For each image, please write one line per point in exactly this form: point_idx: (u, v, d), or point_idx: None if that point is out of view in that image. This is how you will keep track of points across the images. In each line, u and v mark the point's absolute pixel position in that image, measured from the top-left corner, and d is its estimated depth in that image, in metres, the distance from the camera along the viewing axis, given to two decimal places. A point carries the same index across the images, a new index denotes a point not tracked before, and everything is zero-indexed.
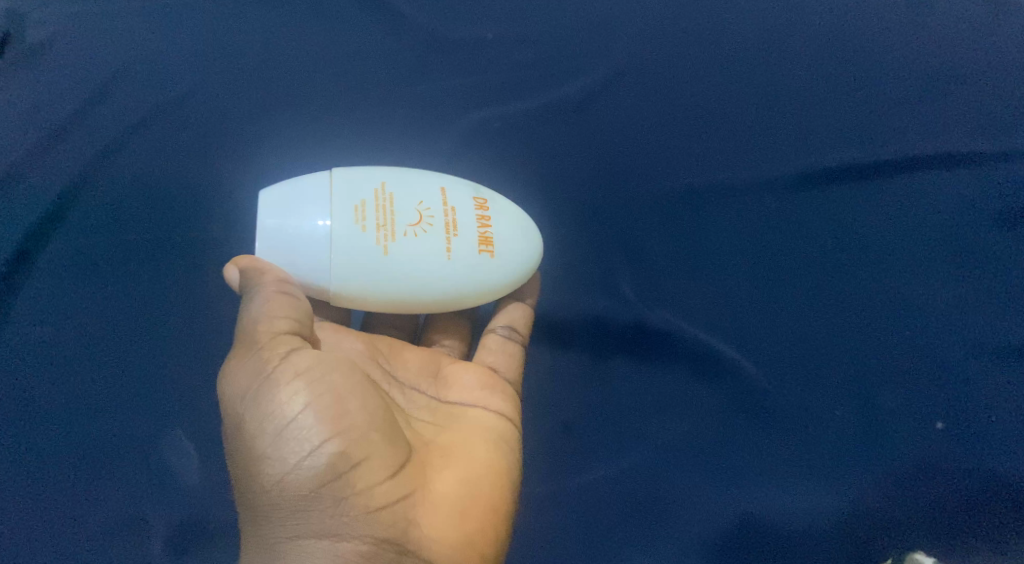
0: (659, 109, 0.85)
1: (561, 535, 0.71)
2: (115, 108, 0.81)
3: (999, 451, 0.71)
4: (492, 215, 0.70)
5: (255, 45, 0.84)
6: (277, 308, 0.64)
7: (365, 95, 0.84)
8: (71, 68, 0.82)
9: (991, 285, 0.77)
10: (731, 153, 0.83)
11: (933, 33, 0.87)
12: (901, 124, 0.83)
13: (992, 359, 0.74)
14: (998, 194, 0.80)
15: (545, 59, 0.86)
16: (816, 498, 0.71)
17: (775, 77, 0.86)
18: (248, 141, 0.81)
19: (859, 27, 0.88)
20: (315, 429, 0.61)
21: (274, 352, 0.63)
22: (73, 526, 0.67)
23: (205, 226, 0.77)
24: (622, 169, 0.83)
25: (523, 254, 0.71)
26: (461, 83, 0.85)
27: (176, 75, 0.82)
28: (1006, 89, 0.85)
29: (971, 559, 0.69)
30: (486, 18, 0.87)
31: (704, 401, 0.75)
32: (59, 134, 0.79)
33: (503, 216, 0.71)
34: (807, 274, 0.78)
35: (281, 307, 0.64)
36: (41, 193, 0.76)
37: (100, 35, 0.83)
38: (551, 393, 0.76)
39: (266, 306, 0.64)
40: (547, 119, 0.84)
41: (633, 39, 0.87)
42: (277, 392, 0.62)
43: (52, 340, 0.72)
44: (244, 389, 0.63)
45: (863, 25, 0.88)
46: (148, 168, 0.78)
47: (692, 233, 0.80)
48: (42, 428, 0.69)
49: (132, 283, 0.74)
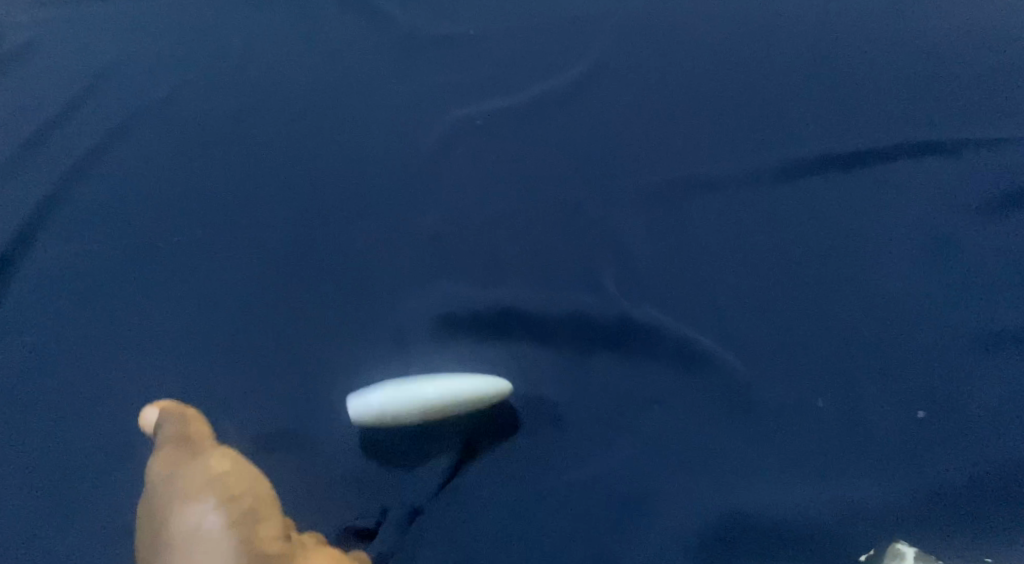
0: (644, 120, 0.90)
1: (544, 533, 0.68)
2: (138, 146, 0.90)
3: (987, 437, 0.71)
4: (473, 363, 0.72)
5: (270, 91, 0.94)
6: (185, 420, 0.65)
7: (365, 126, 0.91)
8: (103, 115, 0.93)
9: (976, 268, 0.78)
10: (714, 153, 0.87)
11: (901, 40, 0.93)
12: (868, 121, 0.87)
13: (978, 344, 0.75)
14: (977, 180, 0.83)
15: (535, 85, 0.93)
16: (804, 490, 0.69)
17: (746, 88, 0.91)
18: (256, 169, 0.88)
19: (830, 41, 0.94)
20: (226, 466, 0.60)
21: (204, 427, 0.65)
22: (69, 523, 0.69)
23: (204, 249, 0.83)
24: (608, 174, 0.87)
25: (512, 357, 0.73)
26: (456, 109, 0.92)
27: (193, 120, 0.92)
28: (978, 85, 0.89)
29: (968, 542, 0.67)
30: (479, 56, 0.96)
31: (690, 391, 0.74)
32: (89, 167, 0.88)
33: (483, 372, 0.72)
34: (789, 271, 0.79)
35: (194, 419, 0.65)
36: (74, 215, 0.85)
37: (131, 91, 0.95)
38: (534, 386, 0.75)
39: (191, 424, 0.65)
40: (536, 134, 0.90)
41: (615, 67, 0.94)
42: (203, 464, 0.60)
43: (71, 346, 0.77)
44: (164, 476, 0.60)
45: (834, 40, 0.94)
46: (166, 196, 0.86)
47: (678, 230, 0.83)
48: (53, 427, 0.73)
49: (135, 305, 0.80)
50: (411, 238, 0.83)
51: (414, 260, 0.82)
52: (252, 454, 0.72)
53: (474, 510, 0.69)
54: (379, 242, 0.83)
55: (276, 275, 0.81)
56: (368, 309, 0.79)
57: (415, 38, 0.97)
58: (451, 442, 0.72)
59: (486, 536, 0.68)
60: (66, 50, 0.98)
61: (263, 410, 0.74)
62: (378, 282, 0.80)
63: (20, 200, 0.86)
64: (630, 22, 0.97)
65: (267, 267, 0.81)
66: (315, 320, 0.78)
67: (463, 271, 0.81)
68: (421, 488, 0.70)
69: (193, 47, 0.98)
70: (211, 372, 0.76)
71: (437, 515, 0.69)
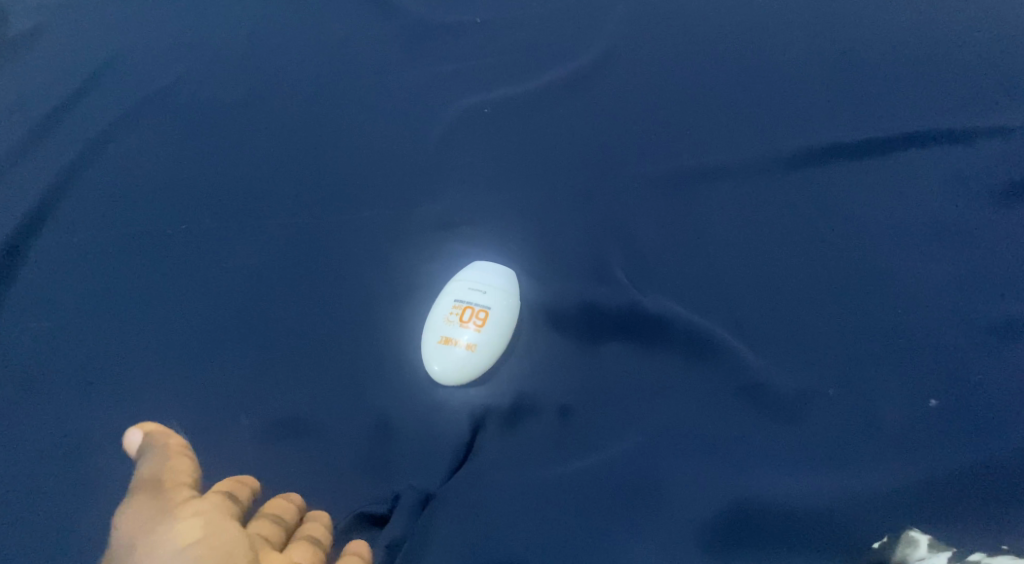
0: (651, 109, 0.90)
1: (552, 523, 0.68)
2: (144, 135, 0.90)
3: (998, 426, 0.70)
4: (469, 360, 0.72)
5: (276, 82, 0.94)
6: (168, 459, 0.65)
7: (371, 116, 0.91)
8: (109, 102, 0.92)
9: (987, 257, 0.78)
10: (722, 143, 0.86)
11: (912, 29, 0.93)
12: (877, 108, 0.87)
13: (989, 332, 0.74)
14: (989, 168, 0.82)
15: (542, 74, 0.93)
16: (813, 479, 0.69)
17: (755, 76, 0.91)
18: (261, 159, 0.88)
19: (839, 30, 0.94)
20: (197, 530, 0.61)
21: (175, 471, 0.65)
22: (77, 512, 0.69)
23: (210, 237, 0.82)
24: (614, 163, 0.86)
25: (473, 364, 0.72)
26: (462, 99, 0.91)
27: (199, 111, 0.92)
28: (991, 72, 0.88)
29: (978, 533, 0.67)
30: (485, 45, 0.95)
31: (698, 381, 0.74)
32: (95, 155, 0.88)
33: (459, 372, 0.72)
34: (797, 260, 0.79)
35: (177, 460, 0.65)
36: (80, 201, 0.85)
37: (137, 80, 0.94)
38: (541, 376, 0.74)
39: (171, 461, 0.65)
40: (542, 123, 0.89)
41: (622, 55, 0.94)
42: (171, 525, 0.61)
43: (78, 332, 0.77)
44: (133, 534, 0.61)
45: (843, 28, 0.94)
46: (172, 184, 0.86)
47: (685, 219, 0.82)
48: (60, 414, 0.73)
49: (141, 292, 0.79)
50: (418, 224, 0.83)
51: (422, 248, 0.81)
52: (263, 443, 0.72)
53: (484, 499, 0.69)
54: (388, 230, 0.83)
55: (283, 262, 0.81)
56: (377, 297, 0.79)
57: (422, 29, 0.97)
58: (461, 429, 0.72)
59: (496, 525, 0.68)
60: (71, 36, 0.98)
61: (272, 398, 0.73)
62: (386, 269, 0.80)
63: (26, 188, 0.85)
64: (636, 7, 0.97)
65: (274, 254, 0.81)
66: (323, 308, 0.78)
67: (471, 258, 0.81)
68: (431, 476, 0.70)
69: (201, 39, 0.98)
70: (218, 362, 0.76)
71: (447, 504, 0.69)
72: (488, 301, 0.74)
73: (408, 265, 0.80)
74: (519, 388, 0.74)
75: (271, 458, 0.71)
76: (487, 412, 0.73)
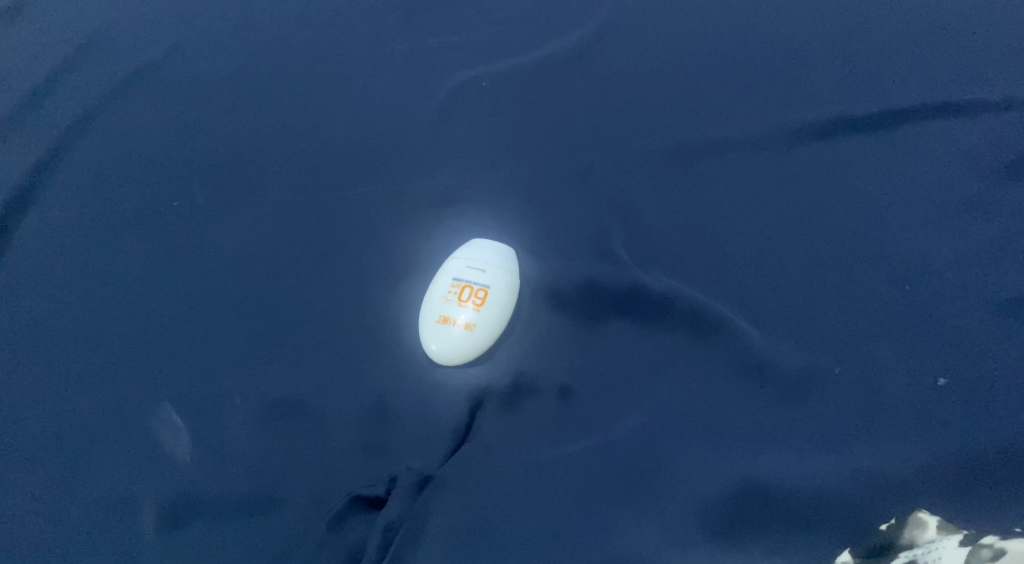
0: (652, 83, 0.87)
1: (553, 508, 0.67)
2: (133, 110, 0.88)
3: (1008, 405, 0.68)
4: (467, 340, 0.71)
5: (267, 56, 0.92)
6: None
7: (364, 91, 0.89)
8: (96, 76, 0.90)
9: (996, 233, 0.76)
10: (725, 117, 0.84)
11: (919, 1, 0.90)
12: (884, 80, 0.85)
13: (997, 309, 0.72)
14: (998, 141, 0.80)
15: (540, 47, 0.90)
16: (819, 460, 0.67)
17: (759, 49, 0.89)
18: (252, 135, 0.86)
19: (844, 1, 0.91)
20: None
21: None
22: (66, 495, 0.67)
23: (202, 216, 0.80)
24: (614, 139, 0.84)
25: (474, 343, 0.71)
26: (457, 73, 0.89)
27: (189, 85, 0.90)
28: (1000, 44, 0.86)
29: (991, 513, 0.65)
30: (481, 18, 0.93)
31: (701, 361, 0.72)
32: (82, 130, 0.86)
33: (458, 351, 0.71)
34: (802, 236, 0.77)
35: None
36: (67, 178, 0.83)
37: (125, 53, 0.92)
38: (540, 356, 0.73)
39: None
40: (540, 97, 0.87)
41: (623, 27, 0.91)
42: None
43: (67, 312, 0.76)
44: None
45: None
46: (162, 160, 0.84)
47: (687, 195, 0.80)
48: (50, 396, 0.72)
49: (133, 271, 0.78)
50: (415, 202, 0.81)
51: (419, 226, 0.80)
52: (257, 426, 0.70)
53: (482, 483, 0.68)
54: (383, 207, 0.81)
55: (277, 240, 0.79)
56: (374, 276, 0.77)
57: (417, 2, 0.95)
58: (459, 411, 0.70)
59: (495, 509, 0.67)
60: (61, 9, 0.96)
61: (266, 380, 0.72)
62: (382, 249, 0.78)
63: (14, 164, 0.84)
64: None
65: (268, 233, 0.79)
66: (318, 287, 0.76)
67: (470, 237, 0.79)
68: (428, 459, 0.68)
69: (192, 11, 0.96)
70: (210, 343, 0.74)
71: (445, 488, 0.67)
72: (489, 278, 0.72)
73: (404, 244, 0.79)
74: (517, 369, 0.72)
75: (265, 441, 0.69)
76: (486, 393, 0.71)
